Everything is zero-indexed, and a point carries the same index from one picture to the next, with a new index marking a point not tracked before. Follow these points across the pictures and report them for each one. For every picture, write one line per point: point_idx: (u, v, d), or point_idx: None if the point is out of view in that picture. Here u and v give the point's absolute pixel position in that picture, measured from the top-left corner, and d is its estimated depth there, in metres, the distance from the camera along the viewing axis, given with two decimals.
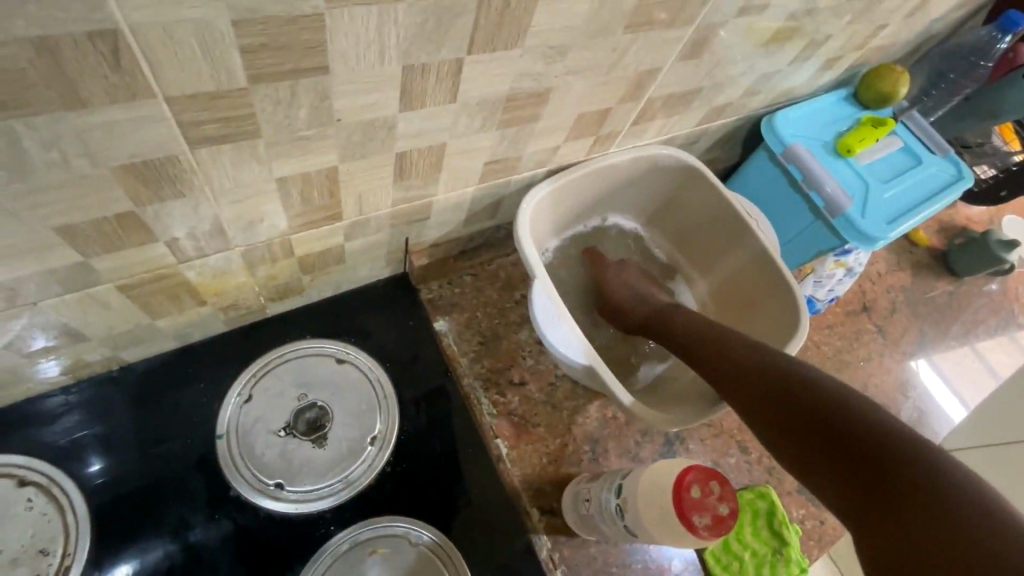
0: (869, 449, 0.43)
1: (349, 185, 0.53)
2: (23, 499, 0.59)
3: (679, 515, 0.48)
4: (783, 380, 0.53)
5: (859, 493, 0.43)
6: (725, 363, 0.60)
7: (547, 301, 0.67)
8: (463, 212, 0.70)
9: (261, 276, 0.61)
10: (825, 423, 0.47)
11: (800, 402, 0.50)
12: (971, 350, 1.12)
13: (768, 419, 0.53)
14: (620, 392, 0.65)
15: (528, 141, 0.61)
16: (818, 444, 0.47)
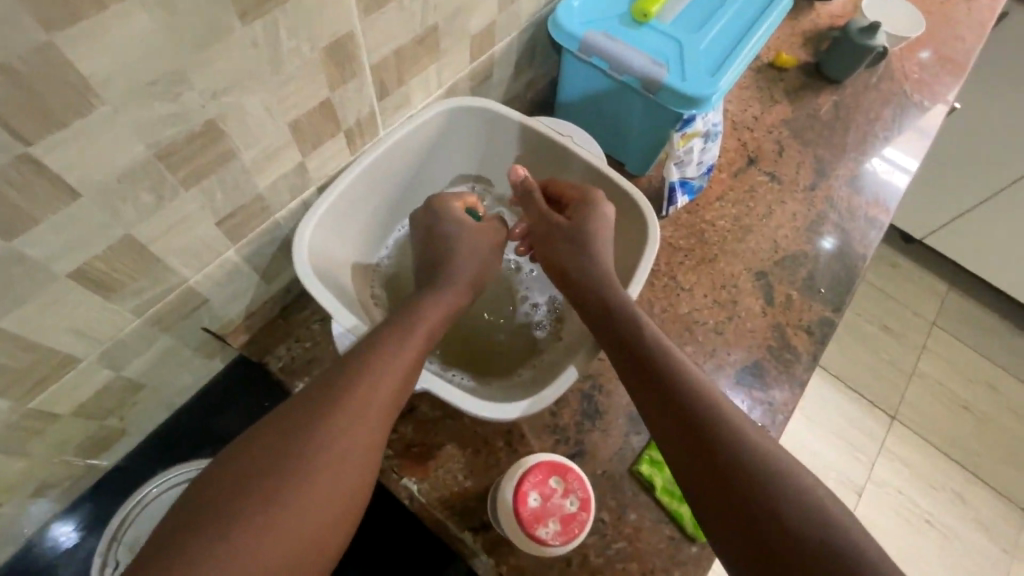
0: (744, 482, 0.45)
1: (44, 329, 0.45)
2: None
3: (528, 519, 0.58)
4: (692, 403, 0.50)
5: (744, 544, 0.43)
6: (647, 377, 0.54)
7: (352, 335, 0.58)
8: (250, 273, 0.61)
9: (45, 444, 0.54)
10: (708, 439, 0.48)
11: (688, 415, 0.50)
12: (912, 133, 1.04)
13: (669, 439, 0.50)
14: (469, 403, 0.59)
15: (252, 179, 0.52)
16: (701, 465, 0.47)
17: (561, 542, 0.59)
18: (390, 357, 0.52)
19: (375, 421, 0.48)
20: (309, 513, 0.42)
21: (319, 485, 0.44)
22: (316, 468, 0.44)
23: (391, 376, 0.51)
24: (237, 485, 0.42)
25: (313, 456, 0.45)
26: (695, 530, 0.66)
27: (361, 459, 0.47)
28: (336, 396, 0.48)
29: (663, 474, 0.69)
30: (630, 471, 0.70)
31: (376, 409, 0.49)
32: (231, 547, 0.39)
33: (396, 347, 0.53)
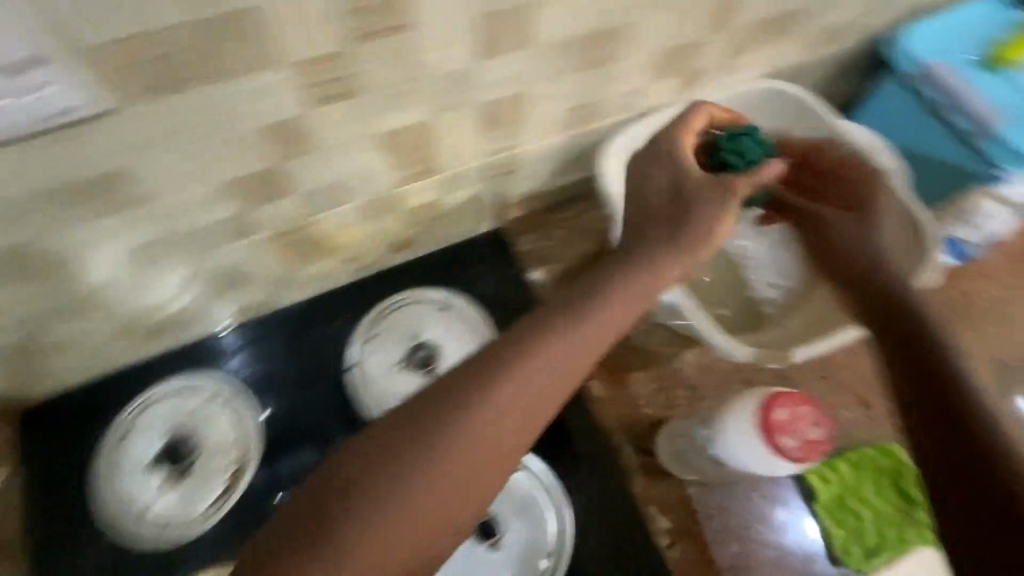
0: (988, 448, 0.46)
1: (443, 137, 0.60)
2: (210, 399, 0.73)
3: (772, 428, 0.62)
4: (946, 358, 0.51)
5: (971, 504, 0.45)
6: (900, 319, 0.55)
7: None
8: (553, 161, 0.74)
9: (377, 228, 0.71)
10: (953, 395, 0.49)
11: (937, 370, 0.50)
12: None
13: (905, 379, 0.52)
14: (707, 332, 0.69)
15: (608, 84, 0.64)
16: (940, 418, 0.48)
17: (796, 460, 0.62)
18: (590, 328, 0.46)
19: (550, 396, 0.44)
20: (469, 476, 0.42)
21: (483, 451, 0.42)
22: (484, 432, 0.42)
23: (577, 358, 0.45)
24: (414, 416, 0.42)
25: (484, 423, 0.42)
26: (842, 553, 0.68)
27: (525, 430, 0.44)
28: (515, 364, 0.43)
29: (828, 491, 0.70)
30: (798, 475, 0.71)
31: (536, 392, 0.44)
32: (403, 495, 0.40)
33: (572, 336, 0.45)
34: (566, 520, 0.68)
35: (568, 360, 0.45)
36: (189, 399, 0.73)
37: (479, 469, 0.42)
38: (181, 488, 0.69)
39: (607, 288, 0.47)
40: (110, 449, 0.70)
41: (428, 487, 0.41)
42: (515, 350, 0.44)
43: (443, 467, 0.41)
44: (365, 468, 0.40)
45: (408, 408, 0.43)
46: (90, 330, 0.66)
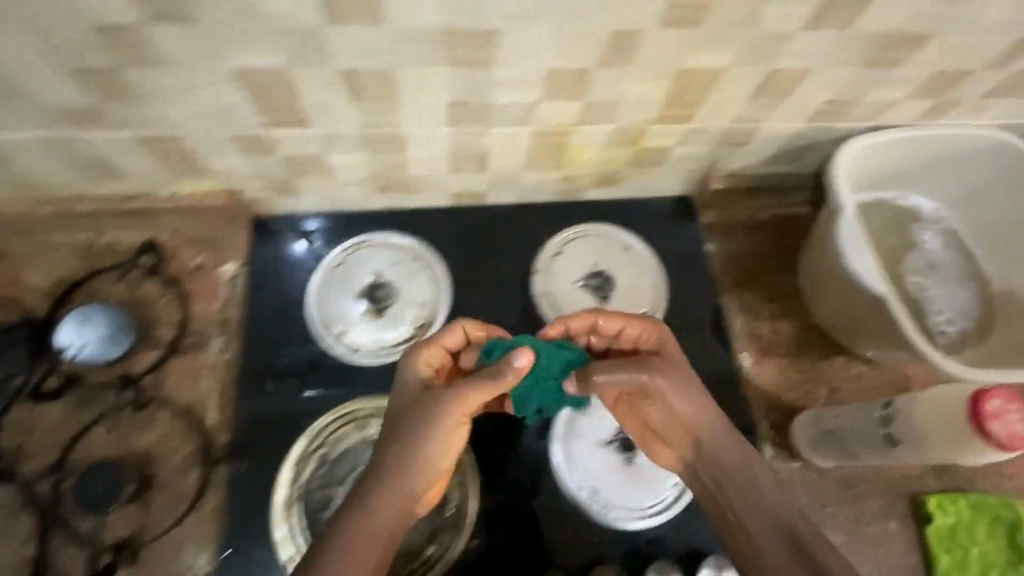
0: None
1: (720, 89, 0.66)
2: (411, 260, 0.83)
3: (973, 411, 0.58)
4: None
5: None
6: None
7: (852, 225, 0.69)
8: (777, 145, 0.79)
9: (607, 157, 0.78)
10: None
11: None
12: None
13: None
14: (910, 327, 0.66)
15: (874, 87, 0.69)
16: None
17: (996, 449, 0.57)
18: (442, 412, 0.59)
19: (435, 441, 0.59)
20: (378, 508, 0.59)
21: (378, 494, 0.59)
22: (391, 473, 0.60)
23: (438, 424, 0.59)
24: (335, 524, 0.58)
25: (386, 472, 0.60)
26: None
27: (420, 466, 0.60)
28: (410, 428, 0.59)
29: (943, 520, 0.74)
30: (914, 496, 0.76)
31: (439, 456, 0.61)
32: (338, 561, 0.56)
33: (438, 406, 0.58)
34: None
35: (450, 424, 0.59)
36: (393, 250, 0.83)
37: (389, 506, 0.59)
38: (379, 318, 0.80)
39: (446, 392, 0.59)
40: (324, 273, 0.81)
41: (355, 543, 0.57)
42: (413, 435, 0.59)
43: (359, 521, 0.58)
44: (325, 542, 0.57)
45: (337, 519, 0.59)
46: (348, 171, 0.75)
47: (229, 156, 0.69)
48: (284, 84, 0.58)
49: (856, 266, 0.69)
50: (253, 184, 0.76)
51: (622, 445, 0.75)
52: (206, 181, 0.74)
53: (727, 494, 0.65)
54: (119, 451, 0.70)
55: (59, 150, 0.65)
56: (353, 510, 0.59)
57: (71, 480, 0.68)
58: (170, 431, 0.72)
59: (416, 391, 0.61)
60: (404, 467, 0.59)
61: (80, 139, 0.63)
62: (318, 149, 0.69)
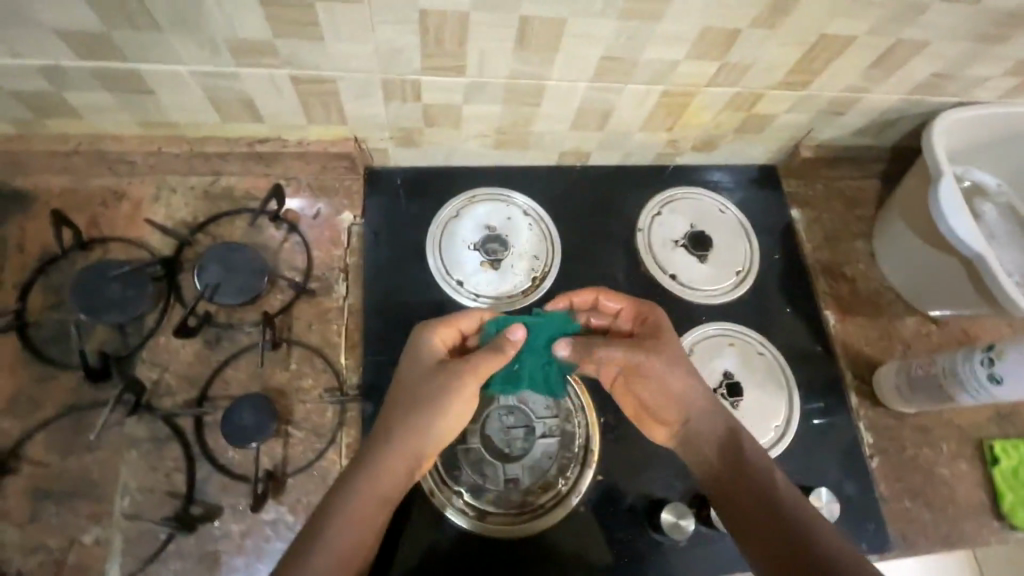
0: None
1: (845, 56, 0.71)
2: (521, 216, 0.86)
3: None
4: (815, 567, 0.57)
5: None
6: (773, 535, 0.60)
7: (950, 190, 0.75)
8: (870, 117, 0.85)
9: (716, 121, 0.82)
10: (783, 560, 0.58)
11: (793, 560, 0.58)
12: None
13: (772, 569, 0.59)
14: (1005, 283, 0.73)
15: (976, 62, 0.75)
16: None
17: None
18: (449, 387, 0.62)
19: (438, 415, 0.62)
20: (376, 481, 0.60)
21: (378, 465, 0.60)
22: (393, 444, 0.61)
23: (453, 396, 0.62)
24: (333, 494, 0.59)
25: (394, 445, 0.61)
26: (1009, 512, 0.80)
27: (420, 443, 0.62)
28: (421, 401, 0.62)
29: (1007, 463, 0.83)
30: (980, 442, 0.84)
31: (432, 438, 0.62)
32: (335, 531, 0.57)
33: (454, 381, 0.62)
34: (792, 407, 0.82)
35: (453, 401, 0.62)
36: (506, 206, 0.86)
37: (384, 478, 0.60)
38: (495, 269, 0.82)
39: (443, 371, 0.63)
40: (440, 226, 0.84)
41: (351, 514, 0.58)
42: (420, 405, 0.62)
43: (353, 491, 0.59)
44: (321, 516, 0.58)
45: (333, 492, 0.59)
46: (477, 122, 0.77)
47: (371, 101, 0.71)
48: (461, 28, 0.60)
49: (954, 229, 0.75)
50: (381, 132, 0.77)
51: (727, 390, 0.80)
52: (337, 128, 0.75)
53: (712, 463, 0.66)
54: (257, 389, 0.71)
55: (213, 87, 0.65)
56: (354, 482, 0.59)
57: (213, 415, 0.69)
58: (304, 371, 0.73)
59: (428, 365, 0.64)
60: (409, 439, 0.61)
61: (240, 76, 0.64)
62: (459, 98, 0.71)
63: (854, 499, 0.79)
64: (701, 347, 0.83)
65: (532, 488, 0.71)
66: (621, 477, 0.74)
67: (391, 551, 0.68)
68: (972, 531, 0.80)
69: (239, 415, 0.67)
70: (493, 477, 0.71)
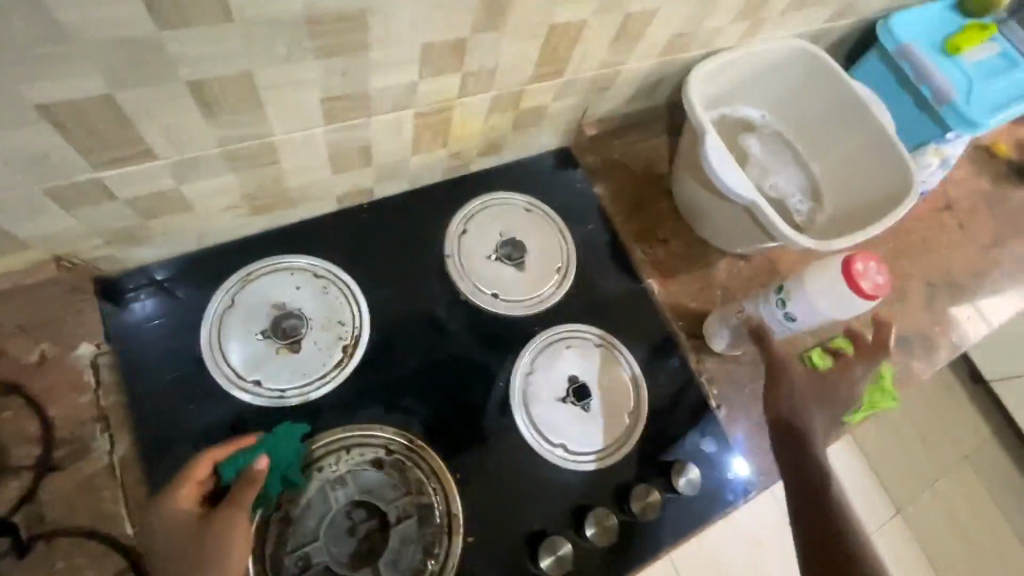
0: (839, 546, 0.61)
1: (584, 40, 0.68)
2: (313, 281, 0.75)
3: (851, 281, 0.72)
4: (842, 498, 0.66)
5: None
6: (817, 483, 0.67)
7: (716, 147, 0.77)
8: (635, 84, 0.85)
9: (489, 125, 0.77)
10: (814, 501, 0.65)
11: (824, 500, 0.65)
12: None
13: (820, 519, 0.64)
14: (779, 225, 0.76)
15: (706, 17, 0.76)
16: (819, 516, 0.64)
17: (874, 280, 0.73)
18: (227, 536, 0.56)
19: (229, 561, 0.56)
20: None
21: None
22: None
23: (231, 545, 0.56)
24: None
25: None
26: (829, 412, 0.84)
27: None
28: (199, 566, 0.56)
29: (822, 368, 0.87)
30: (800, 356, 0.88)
31: None
32: None
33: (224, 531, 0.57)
34: (643, 388, 0.82)
35: (233, 551, 0.56)
36: (290, 274, 0.74)
37: None
38: (297, 351, 0.71)
39: (206, 531, 0.57)
40: (215, 322, 0.70)
41: None
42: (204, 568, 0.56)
43: None
44: None
45: None
46: (212, 197, 0.64)
47: (48, 214, 0.55)
48: (116, 112, 0.47)
49: (728, 184, 0.77)
50: (91, 240, 0.61)
51: (574, 393, 0.78)
52: (22, 252, 0.59)
53: (785, 450, 0.72)
54: None
55: None
56: None
57: None
58: (76, 564, 0.58)
59: (190, 533, 0.57)
60: None
61: None
62: (169, 180, 0.58)
63: (715, 454, 0.82)
64: (541, 361, 0.79)
65: None
66: (493, 529, 0.69)
67: None
68: None
69: None
70: None
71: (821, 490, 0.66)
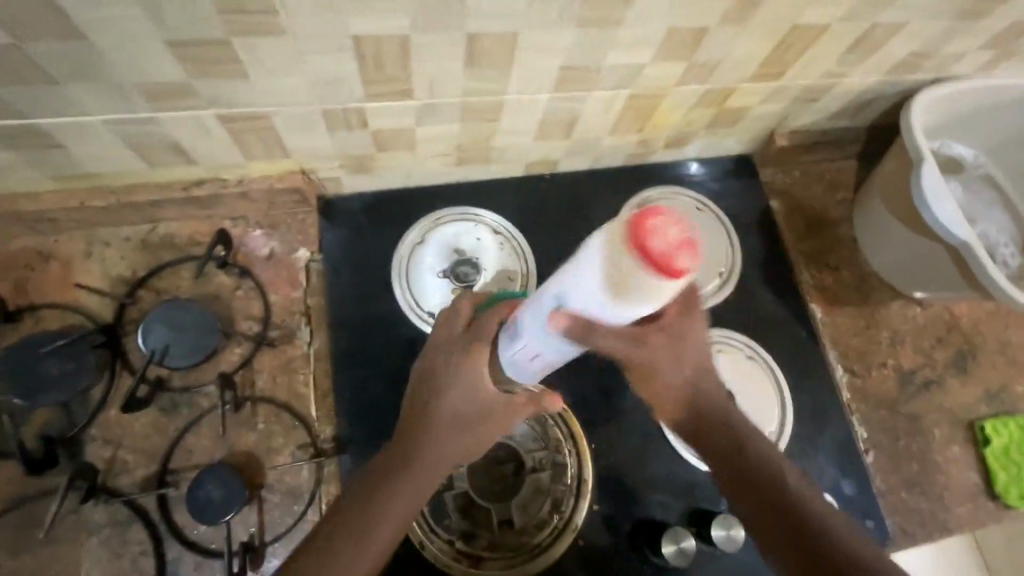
0: (807, 547, 0.53)
1: (817, 45, 0.67)
2: (492, 236, 0.81)
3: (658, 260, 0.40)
4: (774, 489, 0.54)
5: None
6: (722, 465, 0.56)
7: (935, 177, 0.72)
8: (845, 100, 0.81)
9: (688, 119, 0.77)
10: (760, 500, 0.55)
11: (768, 500, 0.54)
12: None
13: (756, 516, 0.55)
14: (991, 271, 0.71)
15: (951, 40, 0.71)
16: (773, 515, 0.54)
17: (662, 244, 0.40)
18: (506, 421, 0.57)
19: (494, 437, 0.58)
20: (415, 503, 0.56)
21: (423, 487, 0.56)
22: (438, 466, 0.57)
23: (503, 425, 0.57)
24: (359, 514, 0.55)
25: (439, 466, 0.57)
26: (1000, 490, 0.81)
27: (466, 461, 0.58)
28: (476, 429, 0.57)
29: (999, 441, 0.82)
30: (971, 422, 0.84)
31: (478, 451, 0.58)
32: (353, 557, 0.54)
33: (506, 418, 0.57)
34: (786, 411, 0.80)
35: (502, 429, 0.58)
36: (475, 225, 0.81)
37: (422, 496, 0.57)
38: None
39: (488, 370, 0.56)
40: (404, 255, 0.78)
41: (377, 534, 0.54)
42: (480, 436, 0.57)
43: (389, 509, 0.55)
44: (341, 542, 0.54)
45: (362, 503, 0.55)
46: (432, 143, 0.71)
47: (313, 132, 0.64)
48: (402, 52, 0.54)
49: (940, 219, 0.72)
50: (331, 162, 0.71)
51: None
52: (281, 161, 0.69)
53: (721, 436, 0.56)
54: (223, 454, 0.66)
55: (131, 134, 0.59)
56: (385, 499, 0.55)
57: (177, 489, 0.64)
58: (272, 429, 0.68)
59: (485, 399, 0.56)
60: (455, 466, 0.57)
61: (159, 121, 0.57)
62: (411, 120, 0.65)
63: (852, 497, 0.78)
64: None
65: (526, 527, 0.69)
66: (618, 504, 0.71)
67: None
68: (969, 514, 0.80)
69: (206, 488, 0.62)
70: (484, 519, 0.68)
71: (755, 480, 0.55)
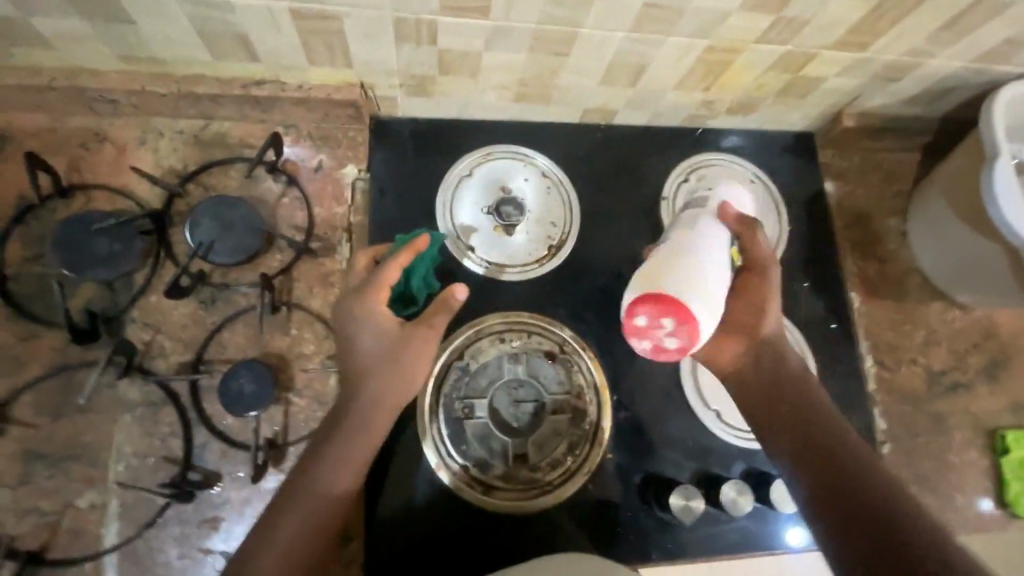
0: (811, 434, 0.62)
1: (911, 17, 0.64)
2: (540, 178, 0.80)
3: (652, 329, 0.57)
4: (779, 389, 0.65)
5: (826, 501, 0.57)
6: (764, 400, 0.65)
7: (1008, 173, 0.69)
8: (923, 85, 0.78)
9: (758, 83, 0.75)
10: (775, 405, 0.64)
11: (776, 403, 0.64)
12: None
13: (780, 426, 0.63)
14: None
15: None
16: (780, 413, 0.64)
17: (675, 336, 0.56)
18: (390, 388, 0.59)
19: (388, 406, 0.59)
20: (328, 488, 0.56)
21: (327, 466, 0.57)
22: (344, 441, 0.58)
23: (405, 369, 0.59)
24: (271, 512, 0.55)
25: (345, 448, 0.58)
26: (1010, 501, 0.80)
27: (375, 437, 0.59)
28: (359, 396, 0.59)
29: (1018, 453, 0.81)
30: (992, 432, 0.83)
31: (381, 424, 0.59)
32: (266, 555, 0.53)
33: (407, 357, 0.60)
34: None
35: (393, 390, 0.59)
36: (524, 165, 0.80)
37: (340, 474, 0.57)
38: (509, 235, 0.77)
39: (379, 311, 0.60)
40: (449, 186, 0.78)
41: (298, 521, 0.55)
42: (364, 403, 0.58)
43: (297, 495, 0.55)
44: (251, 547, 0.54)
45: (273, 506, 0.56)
46: (495, 73, 0.70)
47: (379, 43, 0.63)
48: None
49: (1005, 218, 0.69)
50: (390, 80, 0.70)
51: None
52: (341, 72, 0.68)
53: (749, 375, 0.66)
54: (256, 353, 0.68)
55: (201, 18, 0.58)
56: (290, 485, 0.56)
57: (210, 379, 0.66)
58: (304, 336, 0.69)
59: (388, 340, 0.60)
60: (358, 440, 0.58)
61: (231, 8, 0.56)
62: (480, 43, 0.63)
63: None
64: None
65: (540, 465, 0.70)
66: (632, 457, 0.72)
67: (377, 490, 0.68)
68: (976, 517, 0.80)
69: (239, 381, 0.64)
70: (499, 451, 0.70)
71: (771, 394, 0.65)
